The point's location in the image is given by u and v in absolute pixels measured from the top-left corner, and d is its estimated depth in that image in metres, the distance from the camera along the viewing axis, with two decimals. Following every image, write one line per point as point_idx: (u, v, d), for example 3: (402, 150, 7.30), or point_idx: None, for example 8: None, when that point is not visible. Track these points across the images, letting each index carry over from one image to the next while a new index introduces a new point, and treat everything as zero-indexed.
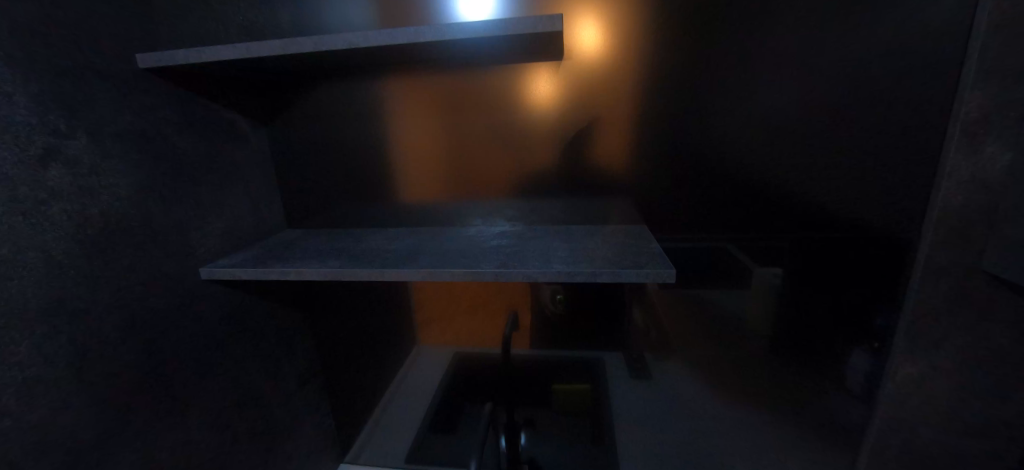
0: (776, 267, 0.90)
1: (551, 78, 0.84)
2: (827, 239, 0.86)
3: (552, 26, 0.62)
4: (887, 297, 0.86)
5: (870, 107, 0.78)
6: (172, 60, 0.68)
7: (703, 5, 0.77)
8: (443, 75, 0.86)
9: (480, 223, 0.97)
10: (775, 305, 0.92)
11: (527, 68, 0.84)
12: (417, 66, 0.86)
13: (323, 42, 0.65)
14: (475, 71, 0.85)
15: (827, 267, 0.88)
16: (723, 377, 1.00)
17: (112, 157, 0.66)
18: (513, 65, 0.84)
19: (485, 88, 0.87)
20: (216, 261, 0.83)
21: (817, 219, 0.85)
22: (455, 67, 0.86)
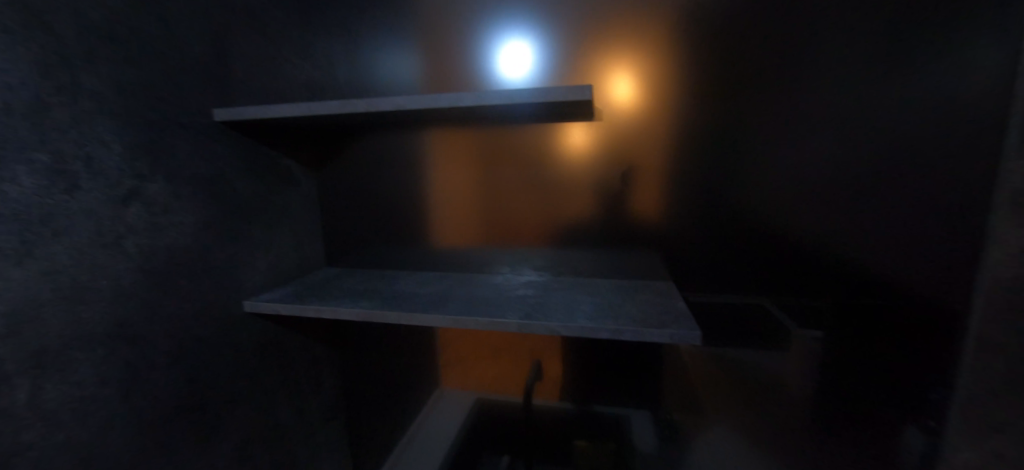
0: (814, 331, 0.86)
1: (578, 138, 0.89)
2: (865, 304, 0.83)
3: (580, 95, 0.66)
4: (936, 369, 0.80)
5: (909, 174, 0.77)
6: (242, 114, 0.77)
7: (729, 75, 0.82)
8: (476, 133, 0.93)
9: (509, 271, 0.99)
10: (815, 373, 0.87)
11: (555, 129, 0.90)
12: (453, 125, 0.93)
13: (373, 104, 0.72)
14: (506, 130, 0.92)
15: (868, 334, 0.84)
16: (758, 447, 0.94)
17: (183, 197, 0.74)
18: (541, 126, 0.90)
19: (514, 146, 0.92)
20: (259, 294, 0.88)
21: (853, 284, 0.83)
22: (488, 126, 0.92)
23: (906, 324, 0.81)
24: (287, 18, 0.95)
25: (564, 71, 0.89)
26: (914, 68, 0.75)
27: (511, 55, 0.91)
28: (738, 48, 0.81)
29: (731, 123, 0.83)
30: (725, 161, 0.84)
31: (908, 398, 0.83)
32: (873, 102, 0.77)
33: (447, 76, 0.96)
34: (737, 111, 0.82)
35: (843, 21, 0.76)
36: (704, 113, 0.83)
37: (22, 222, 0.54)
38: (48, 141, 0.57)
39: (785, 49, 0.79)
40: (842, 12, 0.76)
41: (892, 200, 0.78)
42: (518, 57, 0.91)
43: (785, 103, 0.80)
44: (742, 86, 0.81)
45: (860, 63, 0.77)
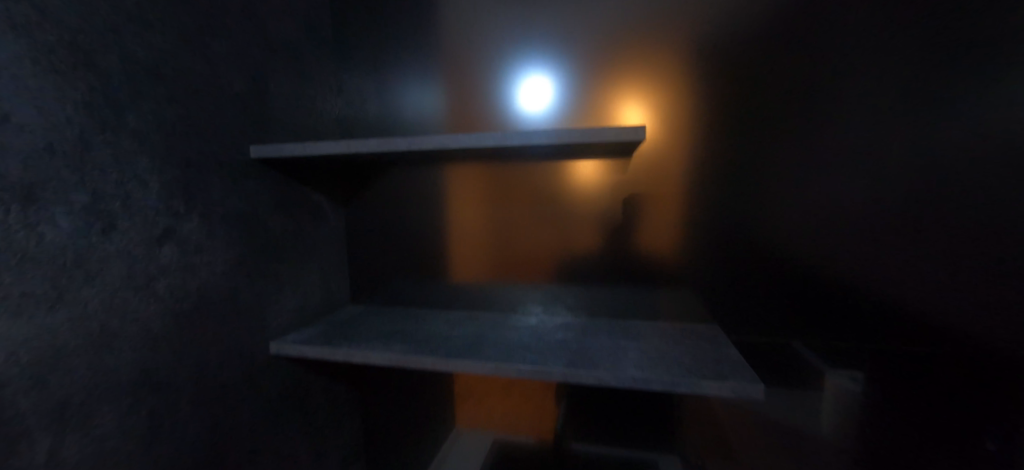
0: (851, 371, 0.81)
1: (593, 175, 0.88)
2: (904, 347, 0.78)
3: (634, 136, 0.65)
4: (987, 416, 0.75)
5: (968, 214, 0.73)
6: (279, 152, 0.76)
7: (767, 112, 0.80)
8: (491, 171, 0.92)
9: (542, 312, 0.94)
10: (854, 418, 0.82)
11: (570, 167, 0.89)
12: (468, 162, 0.93)
13: (416, 142, 0.71)
14: (522, 168, 0.91)
15: (907, 377, 0.79)
16: None
17: (216, 236, 0.72)
18: (557, 163, 0.89)
19: (531, 184, 0.91)
20: (286, 334, 0.85)
21: (889, 325, 0.78)
22: (504, 164, 0.91)
23: (975, 374, 0.75)
24: (322, 55, 0.96)
25: (579, 107, 0.89)
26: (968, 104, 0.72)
27: (529, 90, 0.91)
28: (777, 84, 0.79)
29: (772, 160, 0.80)
30: (767, 200, 0.81)
31: (982, 455, 0.76)
32: (924, 139, 0.74)
33: (470, 110, 0.94)
34: (778, 149, 0.80)
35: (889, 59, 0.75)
36: (721, 149, 0.82)
37: (55, 266, 0.52)
38: (88, 181, 0.55)
39: (830, 86, 0.77)
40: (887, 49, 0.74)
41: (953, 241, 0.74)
42: (536, 92, 0.90)
43: (832, 140, 0.78)
44: (783, 123, 0.79)
45: (910, 100, 0.74)
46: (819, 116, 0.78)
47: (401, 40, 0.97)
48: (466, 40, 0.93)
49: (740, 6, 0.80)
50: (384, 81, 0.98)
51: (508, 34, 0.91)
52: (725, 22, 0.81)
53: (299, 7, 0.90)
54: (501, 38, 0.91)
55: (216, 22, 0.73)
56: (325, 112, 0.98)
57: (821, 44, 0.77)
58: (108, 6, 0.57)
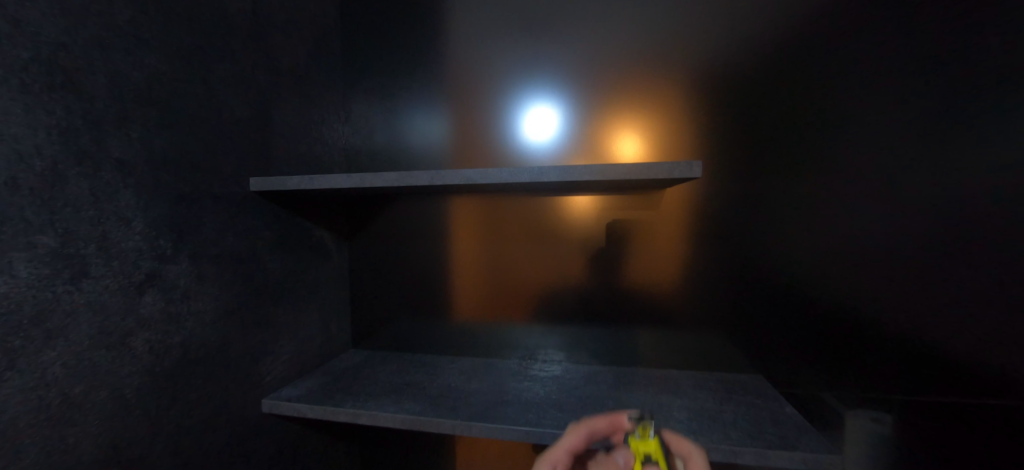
0: (869, 411, 0.75)
1: (593, 212, 0.83)
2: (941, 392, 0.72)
3: (689, 173, 0.56)
4: None
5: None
6: (282, 185, 0.68)
7: (803, 146, 0.75)
8: (488, 206, 0.85)
9: (566, 362, 0.86)
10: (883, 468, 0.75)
11: (569, 203, 0.83)
12: (463, 197, 0.86)
13: (440, 176, 0.62)
14: (521, 204, 0.84)
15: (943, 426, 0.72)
16: None
17: (206, 279, 0.63)
18: (556, 199, 0.83)
19: (531, 221, 0.84)
20: (280, 389, 0.75)
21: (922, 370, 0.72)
22: (501, 199, 0.85)
23: None
24: (328, 81, 0.90)
25: (578, 139, 0.84)
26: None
27: (535, 120, 0.86)
28: (817, 118, 0.74)
29: (811, 198, 0.75)
30: (807, 240, 0.76)
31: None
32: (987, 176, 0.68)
33: (478, 140, 0.89)
34: (819, 186, 0.75)
35: (943, 90, 0.69)
36: (732, 184, 0.78)
37: (9, 326, 0.43)
38: (57, 221, 0.47)
39: (877, 119, 0.72)
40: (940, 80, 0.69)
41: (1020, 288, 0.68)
42: (544, 122, 0.86)
43: (879, 177, 0.72)
44: (824, 159, 0.74)
45: (969, 134, 0.69)
46: (864, 151, 0.73)
47: (412, 65, 0.91)
48: (475, 67, 0.88)
49: (776, 36, 0.76)
50: (393, 108, 0.92)
51: (517, 62, 0.86)
52: (759, 52, 0.77)
53: (308, 30, 0.84)
54: (506, 65, 0.87)
55: (218, 41, 0.66)
56: (330, 141, 0.91)
57: (864, 75, 0.72)
58: (96, 21, 0.50)
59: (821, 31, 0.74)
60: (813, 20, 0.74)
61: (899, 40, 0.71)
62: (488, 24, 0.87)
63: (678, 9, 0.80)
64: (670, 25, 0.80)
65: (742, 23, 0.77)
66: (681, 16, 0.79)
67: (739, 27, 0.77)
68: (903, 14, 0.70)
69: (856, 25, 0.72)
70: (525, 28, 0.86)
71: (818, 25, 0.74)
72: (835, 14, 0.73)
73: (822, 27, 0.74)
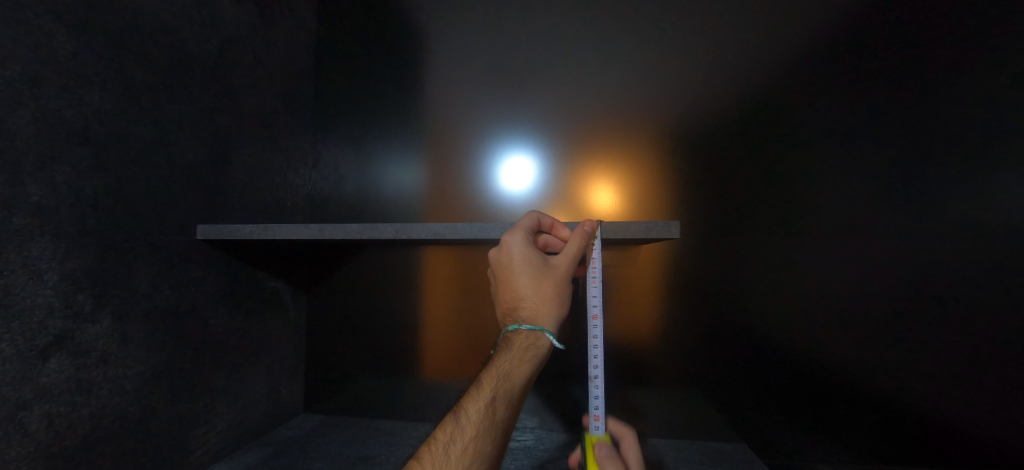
0: None
1: None
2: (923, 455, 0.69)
3: (667, 233, 0.53)
4: None
5: (1014, 324, 0.66)
6: (234, 233, 0.63)
7: (776, 204, 0.76)
8: (461, 258, 0.81)
9: (541, 431, 0.78)
10: None
11: None
12: (437, 248, 0.82)
13: (406, 230, 0.58)
14: None
15: None
16: None
17: (131, 340, 0.56)
18: None
19: None
20: (210, 467, 0.65)
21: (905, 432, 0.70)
22: (475, 251, 0.81)
23: None
24: (299, 126, 0.88)
25: (556, 190, 0.83)
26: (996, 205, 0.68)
27: (513, 169, 0.85)
28: (785, 177, 0.76)
29: (785, 255, 0.75)
30: (786, 299, 0.74)
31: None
32: (951, 239, 0.69)
33: (455, 189, 0.86)
34: (793, 243, 0.75)
35: (900, 156, 0.72)
36: (705, 241, 0.77)
37: None
38: None
39: (843, 181, 0.74)
40: (897, 147, 0.72)
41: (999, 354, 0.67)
42: (521, 172, 0.84)
43: (849, 235, 0.73)
44: (794, 216, 0.75)
45: (927, 197, 0.71)
46: (834, 212, 0.74)
47: (386, 111, 0.90)
48: (451, 115, 0.88)
49: (742, 98, 0.78)
50: (366, 154, 0.90)
51: (492, 111, 0.86)
52: (728, 113, 0.79)
53: (280, 74, 0.83)
54: (484, 115, 0.86)
55: (175, 82, 0.63)
56: (296, 186, 0.87)
57: (829, 139, 0.75)
58: (30, 58, 0.47)
59: (785, 95, 0.77)
60: (778, 86, 0.77)
61: (856, 106, 0.74)
62: (463, 72, 0.87)
63: (650, 70, 0.82)
64: (641, 84, 0.82)
65: (710, 86, 0.80)
66: (652, 76, 0.82)
67: (707, 87, 0.80)
68: (859, 84, 0.74)
69: (816, 92, 0.76)
70: (501, 79, 0.86)
71: (781, 90, 0.77)
72: (796, 81, 0.77)
73: (783, 91, 0.77)
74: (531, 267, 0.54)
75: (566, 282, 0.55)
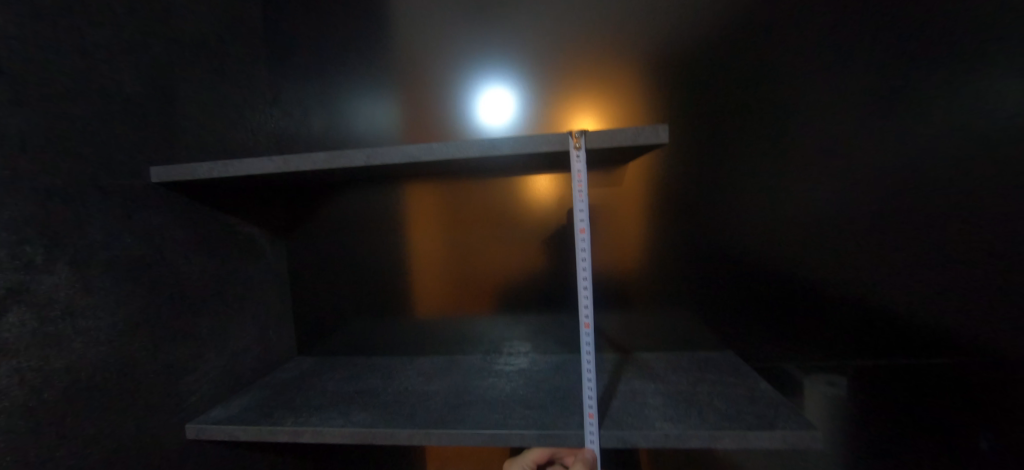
0: (834, 368, 0.75)
1: (555, 187, 0.75)
2: (895, 345, 0.73)
3: (655, 138, 0.50)
4: (979, 411, 0.71)
5: (982, 221, 0.68)
6: (190, 173, 0.58)
7: (763, 111, 0.73)
8: (442, 191, 0.78)
9: (535, 355, 0.79)
10: (847, 419, 0.75)
11: (528, 179, 0.76)
12: (415, 182, 0.78)
13: (377, 155, 0.54)
14: (479, 185, 0.77)
15: (901, 375, 0.73)
16: None
17: (97, 291, 0.52)
18: (515, 176, 0.76)
19: (490, 203, 0.77)
20: (207, 412, 0.65)
21: (879, 326, 0.73)
22: (456, 182, 0.77)
23: (994, 386, 0.70)
24: (248, 58, 0.79)
25: (536, 111, 0.78)
26: (978, 101, 0.67)
27: (492, 91, 0.79)
28: (776, 83, 0.72)
29: (771, 165, 0.73)
30: (773, 211, 0.74)
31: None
32: (930, 135, 0.69)
33: (429, 116, 0.81)
34: (782, 154, 0.73)
35: (889, 53, 0.69)
36: (693, 157, 0.75)
37: None
38: None
39: (832, 82, 0.71)
40: (887, 44, 0.69)
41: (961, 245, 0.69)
42: (500, 92, 0.79)
43: (833, 140, 0.72)
44: (779, 123, 0.73)
45: (908, 93, 0.69)
46: (819, 115, 0.72)
47: (343, 36, 0.81)
48: (415, 39, 0.80)
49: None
50: (330, 86, 0.82)
51: (460, 31, 0.79)
52: (714, 15, 0.73)
53: None
54: (452, 36, 0.79)
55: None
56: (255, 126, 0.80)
57: (816, 38, 0.71)
58: None
59: None
60: None
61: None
62: None
63: None
64: None
65: None
66: None
67: None
68: None
69: None
70: None
71: None
72: None
73: None
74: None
75: None
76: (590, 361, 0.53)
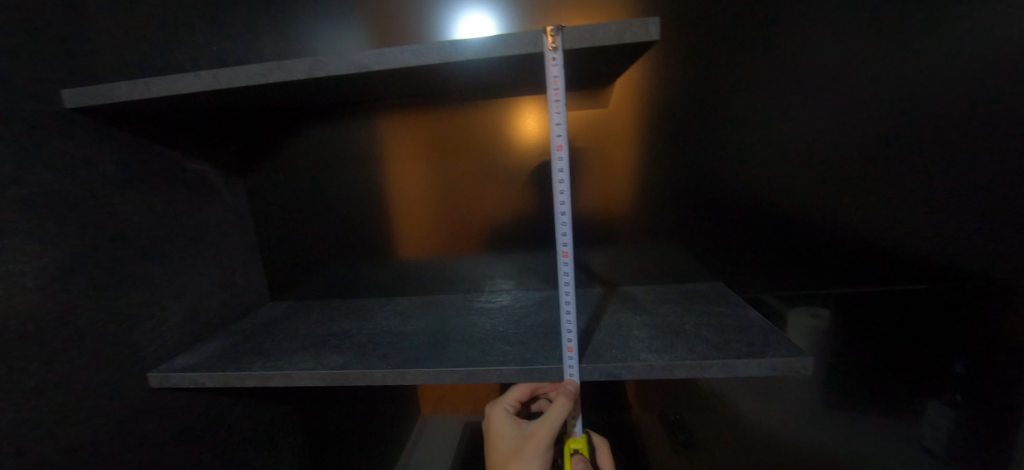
0: (825, 297, 0.73)
1: (534, 110, 0.68)
2: (888, 271, 0.71)
3: (645, 35, 0.42)
4: (962, 333, 0.71)
5: (983, 134, 0.65)
6: (106, 95, 0.50)
7: (768, 19, 0.64)
8: (410, 118, 0.70)
9: (519, 293, 0.76)
10: (833, 346, 0.75)
11: (504, 101, 0.68)
12: (379, 108, 0.70)
13: (321, 65, 0.46)
14: (451, 111, 0.69)
15: (890, 301, 0.72)
16: (814, 441, 0.81)
17: (13, 233, 0.46)
18: (490, 99, 0.68)
19: (464, 130, 0.70)
20: (173, 360, 0.61)
21: (873, 253, 0.70)
22: (425, 108, 0.69)
23: (978, 307, 0.70)
24: None
25: (520, 4, 0.67)
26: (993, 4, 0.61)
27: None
28: None
29: (773, 81, 0.66)
30: (775, 130, 0.68)
31: (986, 393, 0.72)
32: (942, 44, 0.63)
33: (394, 20, 0.70)
34: (785, 68, 0.66)
35: None
36: (689, 71, 0.67)
37: None
38: None
39: None
40: None
41: (961, 163, 0.66)
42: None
43: (842, 51, 0.65)
44: (785, 31, 0.65)
45: None
46: (830, 21, 0.64)
47: None
48: None
49: None
50: None
51: None
52: None
53: None
54: None
55: None
56: None
57: None
58: None
59: None
60: None
61: None
62: None
63: None
64: None
65: None
66: None
67: None
68: None
69: None
70: None
71: None
72: None
73: None
74: (512, 433, 0.57)
75: (516, 434, 0.56)
76: (570, 293, 0.50)
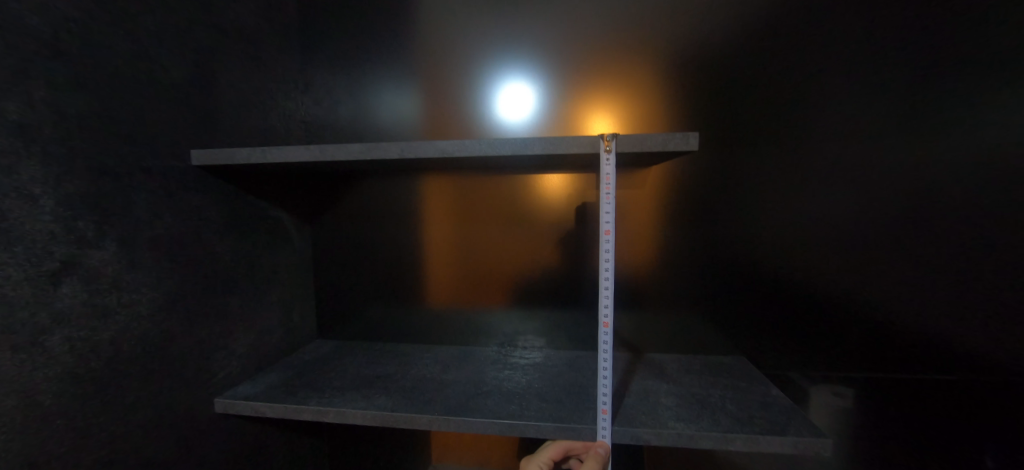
0: (846, 380, 0.76)
1: (575, 186, 0.77)
2: (908, 359, 0.74)
3: (685, 145, 0.51)
4: (990, 429, 0.71)
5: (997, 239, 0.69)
6: (230, 158, 0.60)
7: (787, 124, 0.73)
8: (464, 186, 0.79)
9: (549, 349, 0.81)
10: (856, 429, 0.76)
11: (549, 177, 0.77)
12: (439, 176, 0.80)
13: (411, 149, 0.56)
14: (501, 182, 0.78)
15: (911, 389, 0.74)
16: None
17: (139, 268, 0.54)
18: (537, 174, 0.77)
19: (511, 199, 0.78)
20: (235, 387, 0.67)
21: (893, 340, 0.74)
22: (479, 178, 0.79)
23: (1005, 405, 0.71)
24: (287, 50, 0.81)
25: (562, 106, 0.79)
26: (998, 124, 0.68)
27: (515, 86, 0.80)
28: (802, 92, 0.73)
29: (792, 177, 0.74)
30: (794, 219, 0.74)
31: None
32: (951, 155, 0.70)
33: (458, 104, 0.82)
34: (803, 166, 0.74)
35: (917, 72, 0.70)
36: (716, 163, 0.75)
37: None
38: None
39: (859, 98, 0.71)
40: (914, 63, 0.70)
41: (974, 263, 0.70)
42: (521, 89, 0.80)
43: (856, 155, 0.72)
44: (803, 136, 0.73)
45: (933, 113, 0.70)
46: (844, 129, 0.72)
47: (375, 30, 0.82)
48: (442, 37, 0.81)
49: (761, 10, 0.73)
50: (359, 79, 0.84)
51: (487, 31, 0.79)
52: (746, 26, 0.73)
53: None
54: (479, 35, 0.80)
55: None
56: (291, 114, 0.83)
57: (846, 54, 0.71)
58: None
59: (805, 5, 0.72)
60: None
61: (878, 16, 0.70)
62: None
63: None
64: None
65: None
66: None
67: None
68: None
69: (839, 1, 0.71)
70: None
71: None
72: None
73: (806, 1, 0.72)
74: None
75: None
76: (607, 359, 0.55)
